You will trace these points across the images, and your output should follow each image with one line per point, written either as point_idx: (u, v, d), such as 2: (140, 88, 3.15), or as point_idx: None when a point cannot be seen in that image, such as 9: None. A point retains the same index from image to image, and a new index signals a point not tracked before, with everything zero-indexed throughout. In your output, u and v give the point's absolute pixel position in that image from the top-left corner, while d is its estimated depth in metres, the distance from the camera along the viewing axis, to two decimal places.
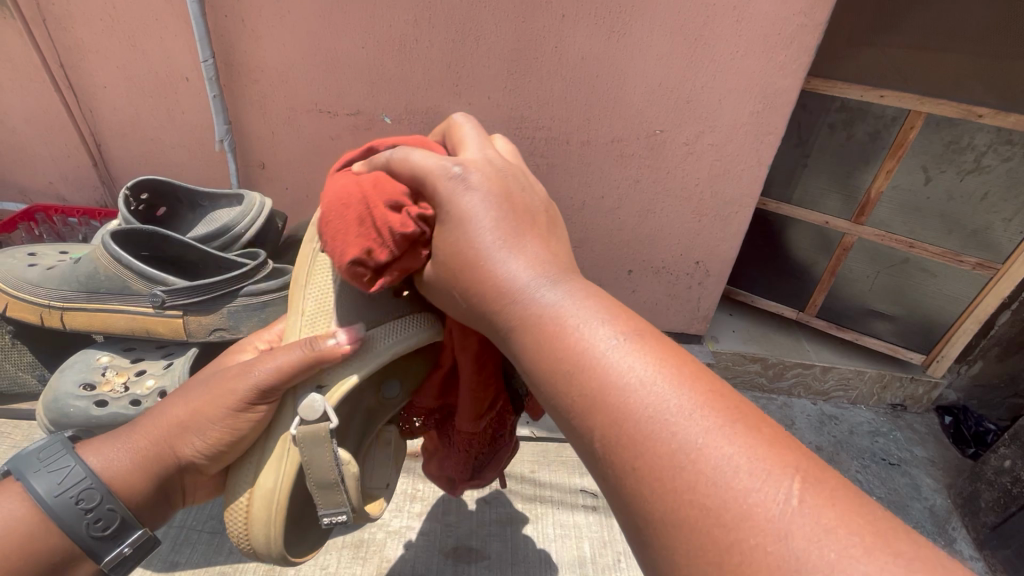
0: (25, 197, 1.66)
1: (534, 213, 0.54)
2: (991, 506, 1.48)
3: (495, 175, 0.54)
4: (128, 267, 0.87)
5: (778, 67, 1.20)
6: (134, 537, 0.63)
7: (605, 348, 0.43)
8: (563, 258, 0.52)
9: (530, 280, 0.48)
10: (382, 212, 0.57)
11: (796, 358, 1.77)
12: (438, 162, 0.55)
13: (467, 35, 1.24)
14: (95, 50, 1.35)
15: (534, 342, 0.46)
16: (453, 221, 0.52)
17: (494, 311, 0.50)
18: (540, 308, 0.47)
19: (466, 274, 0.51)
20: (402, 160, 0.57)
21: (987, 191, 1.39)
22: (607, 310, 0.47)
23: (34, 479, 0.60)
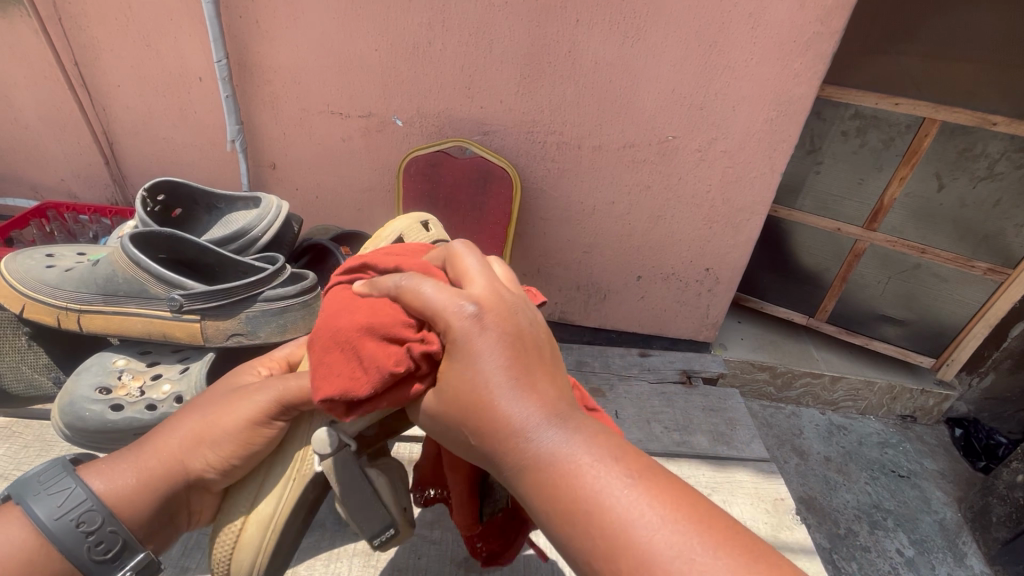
0: (37, 194, 1.67)
1: (541, 354, 0.53)
2: (1003, 522, 1.46)
3: (505, 314, 0.52)
4: (147, 270, 0.87)
5: (793, 74, 1.19)
6: (135, 560, 0.63)
7: (621, 500, 0.45)
8: (567, 393, 0.52)
9: (530, 422, 0.49)
10: (375, 353, 0.56)
11: (806, 367, 1.75)
12: (451, 298, 0.52)
13: (480, 39, 1.24)
14: (110, 49, 1.35)
15: (545, 485, 0.47)
16: (465, 357, 0.51)
17: (501, 456, 0.50)
18: (546, 456, 0.48)
19: (472, 412, 0.51)
20: (413, 293, 0.54)
21: (999, 198, 1.38)
22: (608, 450, 0.48)
23: (55, 525, 0.59)
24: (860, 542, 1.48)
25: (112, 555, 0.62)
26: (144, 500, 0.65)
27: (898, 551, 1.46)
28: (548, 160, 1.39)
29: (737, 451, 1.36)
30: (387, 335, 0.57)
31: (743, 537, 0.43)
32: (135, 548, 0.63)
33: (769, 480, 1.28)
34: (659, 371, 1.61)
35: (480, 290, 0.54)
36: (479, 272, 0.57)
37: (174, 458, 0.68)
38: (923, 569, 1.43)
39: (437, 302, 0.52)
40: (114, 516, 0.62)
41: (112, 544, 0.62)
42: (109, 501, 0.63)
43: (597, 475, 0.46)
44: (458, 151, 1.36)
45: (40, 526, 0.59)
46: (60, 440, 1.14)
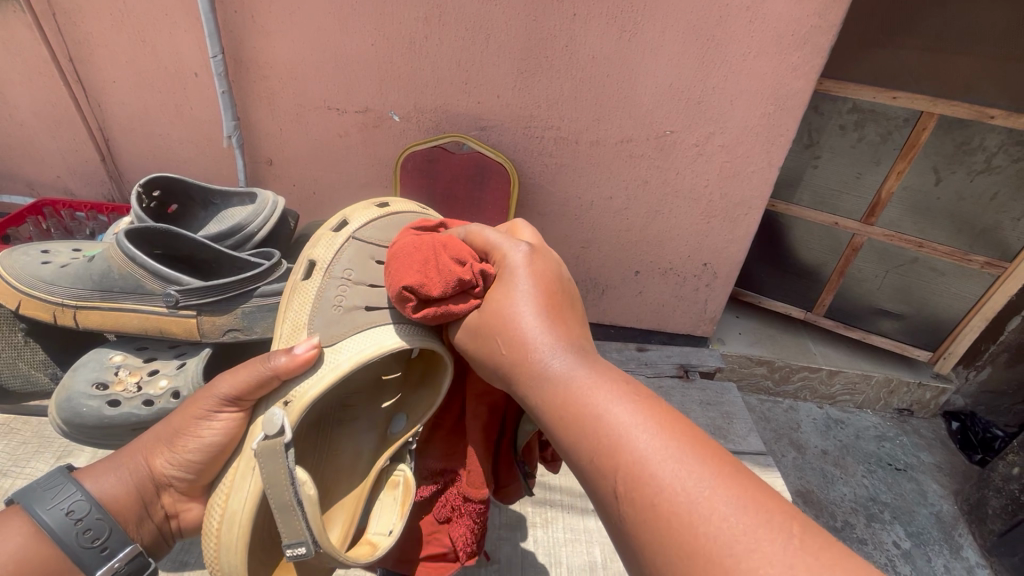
0: (33, 190, 1.67)
1: (566, 298, 0.60)
2: (998, 514, 1.47)
3: (551, 265, 0.62)
4: (143, 266, 0.87)
5: (790, 68, 1.19)
6: (125, 551, 0.65)
7: (620, 416, 0.47)
8: (581, 334, 0.57)
9: (545, 343, 0.54)
10: (442, 260, 0.64)
11: (803, 361, 1.76)
12: (509, 241, 0.65)
13: (478, 33, 1.23)
14: (104, 44, 1.35)
15: (552, 397, 0.51)
16: (510, 283, 0.60)
17: (519, 369, 0.54)
18: (555, 377, 0.51)
19: (496, 336, 0.57)
20: (478, 233, 0.69)
21: (997, 191, 1.38)
22: (615, 377, 0.51)
23: (47, 517, 0.62)
24: (857, 534, 1.49)
25: (100, 543, 0.64)
26: (122, 498, 0.68)
27: (894, 543, 1.48)
28: (546, 155, 1.39)
29: (735, 445, 1.36)
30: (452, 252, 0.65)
31: (730, 461, 0.44)
32: (123, 536, 0.65)
33: (767, 473, 1.30)
34: (656, 365, 1.61)
35: (534, 242, 0.69)
36: (531, 239, 0.71)
37: (139, 460, 0.70)
38: (920, 561, 1.45)
39: (497, 240, 0.66)
40: (99, 505, 0.65)
41: (101, 532, 0.64)
42: (96, 497, 0.67)
43: (603, 395, 0.49)
44: (455, 146, 1.36)
45: (34, 519, 0.62)
46: (58, 437, 1.14)
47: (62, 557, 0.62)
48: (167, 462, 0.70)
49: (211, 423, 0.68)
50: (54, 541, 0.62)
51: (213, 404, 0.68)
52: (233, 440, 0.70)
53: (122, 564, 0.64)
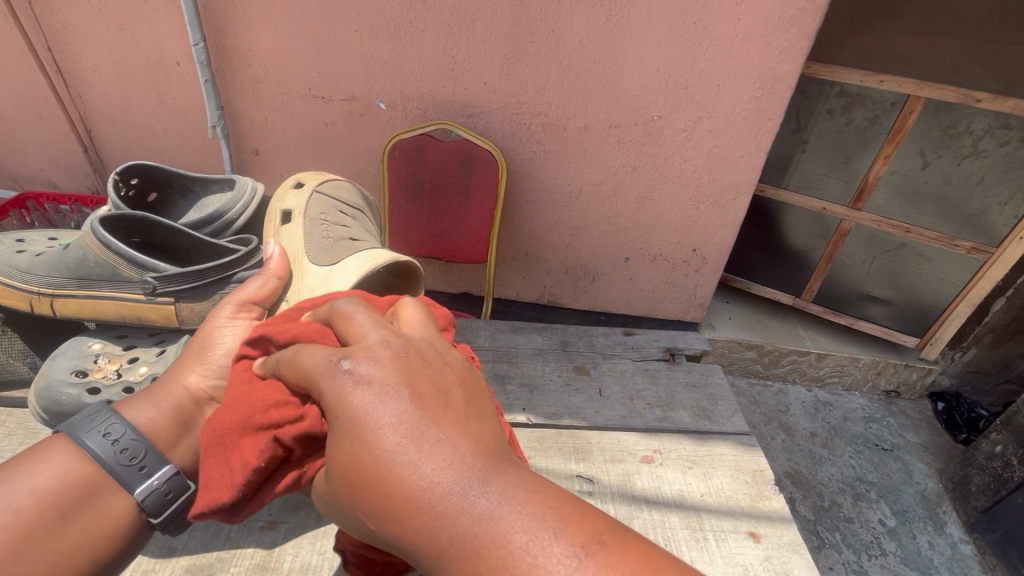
0: (16, 184, 1.64)
1: (450, 395, 0.44)
2: (982, 491, 1.50)
3: (400, 357, 0.45)
4: (117, 253, 0.86)
5: (777, 51, 1.18)
6: (163, 472, 0.66)
7: (562, 573, 0.34)
8: (487, 448, 0.42)
9: (447, 484, 0.39)
10: (246, 456, 0.53)
11: (792, 345, 1.78)
12: (325, 360, 0.46)
13: (463, 18, 1.22)
14: (83, 33, 1.32)
15: (460, 563, 0.37)
16: (349, 417, 0.43)
17: (411, 535, 0.40)
18: (468, 522, 0.37)
19: (371, 482, 0.41)
20: (306, 350, 0.49)
21: (984, 175, 1.38)
22: (553, 511, 0.37)
23: (88, 440, 0.63)
24: (844, 513, 1.52)
25: (137, 462, 0.64)
26: (160, 423, 0.70)
27: (880, 521, 1.51)
28: (534, 142, 1.38)
29: (718, 425, 1.33)
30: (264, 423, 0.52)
31: None
32: (159, 455, 0.66)
33: (750, 452, 1.27)
34: (643, 349, 1.56)
35: (373, 339, 0.46)
36: (423, 324, 0.52)
37: (171, 386, 0.73)
38: (905, 538, 1.48)
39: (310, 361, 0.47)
40: (134, 429, 0.66)
41: (137, 451, 0.65)
42: (133, 424, 0.68)
43: (530, 547, 0.35)
44: (443, 133, 1.35)
45: (76, 441, 0.63)
46: (45, 428, 1.13)
47: (102, 479, 0.62)
48: (202, 376, 0.75)
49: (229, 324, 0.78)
50: (96, 461, 0.63)
51: (225, 316, 0.78)
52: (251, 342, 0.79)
53: (162, 484, 0.65)
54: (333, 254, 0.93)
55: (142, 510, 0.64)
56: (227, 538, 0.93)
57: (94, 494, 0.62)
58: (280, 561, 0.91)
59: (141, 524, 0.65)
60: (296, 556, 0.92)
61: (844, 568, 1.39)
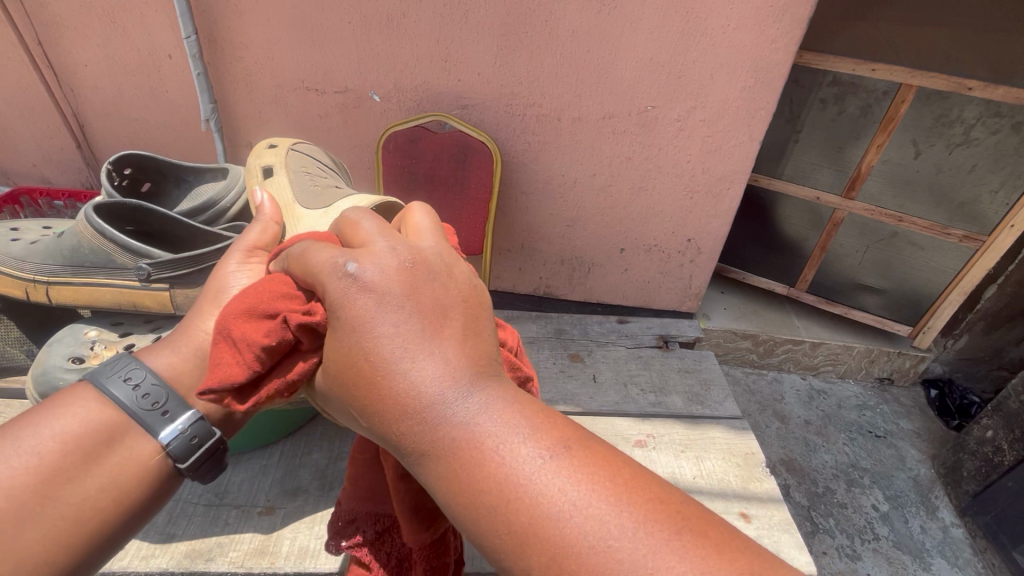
0: (8, 179, 1.63)
1: (450, 307, 0.48)
2: (973, 475, 1.52)
3: (404, 270, 0.49)
4: (112, 240, 0.86)
5: (770, 40, 1.18)
6: (189, 417, 0.62)
7: (529, 470, 0.42)
8: (478, 357, 0.47)
9: (438, 391, 0.44)
10: (250, 333, 0.54)
11: (786, 334, 1.79)
12: (331, 261, 0.50)
13: (456, 9, 1.22)
14: (74, 27, 1.31)
15: (446, 466, 0.44)
16: (357, 326, 0.47)
17: (399, 431, 0.45)
18: (449, 428, 0.44)
19: (364, 387, 0.47)
20: (302, 258, 0.54)
21: (975, 163, 1.39)
22: (526, 420, 0.45)
23: (111, 388, 0.61)
24: (838, 499, 1.54)
25: (159, 406, 0.62)
26: (182, 368, 0.67)
27: (873, 506, 1.53)
28: (528, 133, 1.38)
29: (711, 410, 1.34)
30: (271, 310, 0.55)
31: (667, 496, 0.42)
32: (181, 401, 0.63)
33: (741, 437, 1.28)
34: (637, 336, 1.59)
35: (382, 244, 0.51)
36: (430, 233, 0.57)
37: (193, 332, 0.70)
38: (897, 522, 1.50)
39: (325, 258, 0.51)
40: (155, 373, 0.64)
41: (159, 395, 0.62)
42: (156, 370, 0.65)
43: (513, 448, 0.43)
44: (437, 125, 1.35)
45: (100, 388, 0.61)
46: None
47: (126, 425, 0.60)
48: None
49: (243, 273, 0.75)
50: (119, 406, 0.60)
51: (236, 263, 0.76)
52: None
53: (191, 431, 0.61)
54: (320, 198, 0.97)
55: (169, 457, 0.61)
56: (225, 524, 0.94)
57: (118, 440, 0.59)
58: (279, 545, 0.92)
59: (172, 473, 0.62)
60: (294, 540, 0.93)
61: (837, 552, 1.41)
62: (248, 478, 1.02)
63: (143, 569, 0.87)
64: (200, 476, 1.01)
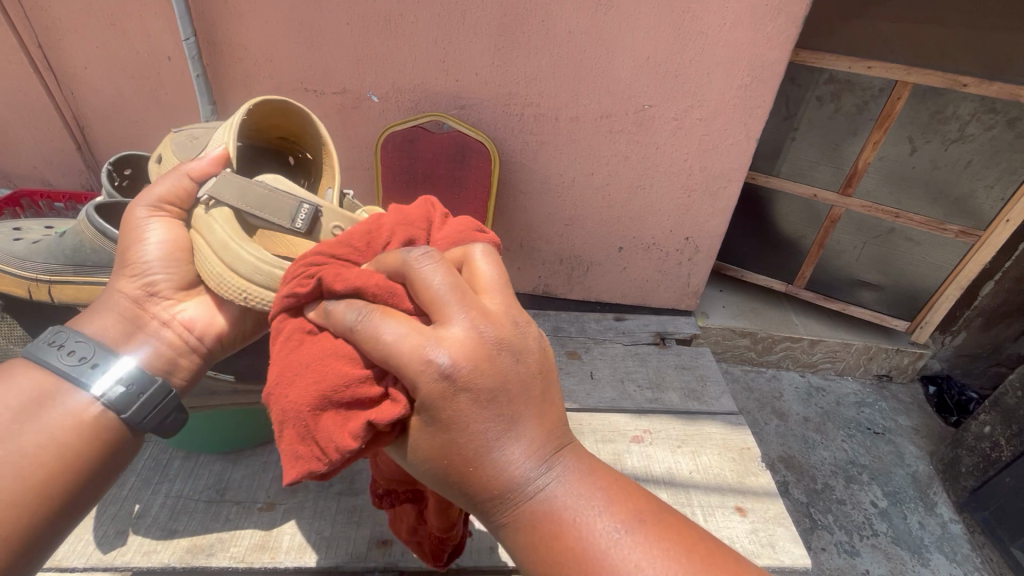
0: (10, 183, 1.64)
1: (530, 386, 0.53)
2: (971, 471, 1.52)
3: (484, 348, 0.50)
4: (114, 239, 0.87)
5: (766, 39, 1.19)
6: (122, 369, 0.70)
7: (611, 543, 0.51)
8: (557, 434, 0.54)
9: (527, 472, 0.52)
10: (334, 430, 0.54)
11: (785, 332, 1.80)
12: (417, 344, 0.50)
13: (453, 10, 1.23)
14: (74, 30, 1.32)
15: (537, 539, 0.52)
16: (450, 416, 0.50)
17: (492, 506, 0.53)
18: (539, 502, 0.52)
19: (459, 470, 0.52)
20: (375, 337, 0.51)
21: (970, 159, 1.40)
22: (600, 493, 0.53)
23: (43, 356, 0.69)
24: (836, 496, 1.54)
25: (88, 361, 0.69)
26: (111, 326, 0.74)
27: (872, 502, 1.53)
28: (526, 133, 1.39)
29: (708, 406, 1.35)
30: (346, 402, 0.55)
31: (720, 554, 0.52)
32: (109, 354, 0.71)
33: (738, 432, 1.29)
34: (634, 334, 1.60)
35: (455, 330, 0.50)
36: (500, 287, 0.55)
37: (113, 295, 0.76)
38: (895, 518, 1.50)
39: (399, 351, 0.50)
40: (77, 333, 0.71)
41: (86, 352, 0.70)
42: (86, 333, 0.72)
43: (594, 520, 0.52)
44: (435, 125, 1.36)
45: (36, 358, 0.69)
46: None
47: (59, 386, 0.68)
48: (130, 280, 0.76)
49: (154, 225, 0.75)
50: (53, 371, 0.68)
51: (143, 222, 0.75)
52: (180, 239, 0.78)
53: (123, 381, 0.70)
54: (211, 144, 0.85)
55: (107, 406, 0.69)
56: (226, 520, 0.95)
57: (54, 398, 0.67)
58: (279, 540, 0.93)
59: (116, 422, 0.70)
60: (294, 536, 0.94)
61: (836, 548, 1.42)
62: (249, 474, 1.02)
63: (145, 564, 0.88)
64: (201, 473, 1.02)
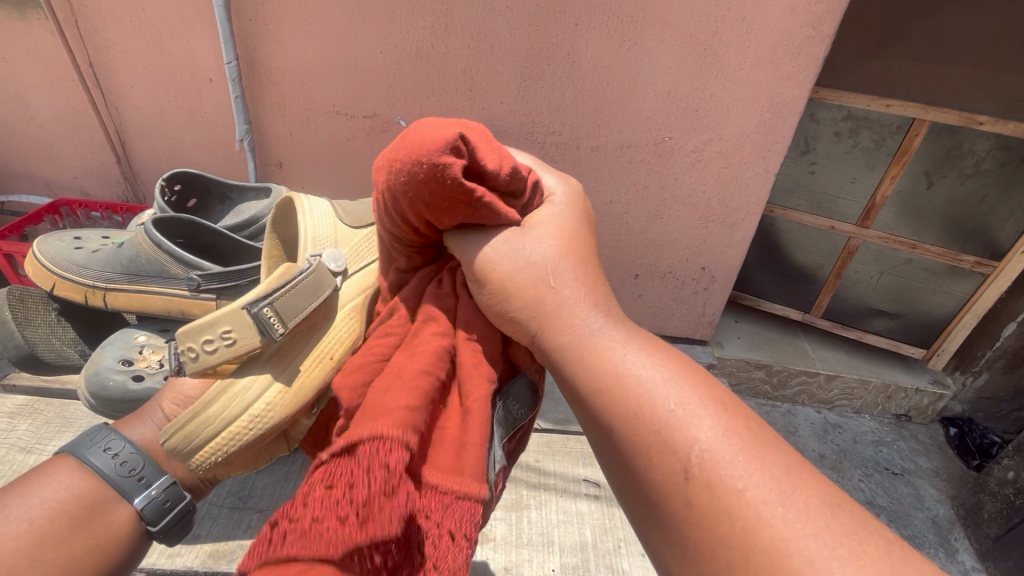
0: (50, 191, 1.71)
1: (591, 251, 0.58)
2: (994, 518, 1.48)
3: (572, 209, 0.61)
4: (168, 252, 0.93)
5: (785, 77, 1.22)
6: (161, 481, 0.63)
7: (642, 374, 0.45)
8: (605, 295, 0.53)
9: (575, 307, 0.51)
10: (501, 162, 0.56)
11: (801, 365, 1.77)
12: (532, 189, 0.63)
13: (482, 42, 1.28)
14: (123, 50, 1.40)
15: (573, 365, 0.48)
16: (547, 224, 0.57)
17: (541, 338, 0.51)
18: (578, 340, 0.49)
19: (532, 296, 0.52)
20: (485, 186, 0.62)
21: (986, 195, 1.43)
22: (642, 344, 0.48)
23: (86, 453, 0.61)
24: None
25: (136, 472, 0.62)
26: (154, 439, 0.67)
27: None
28: (548, 160, 1.43)
29: None
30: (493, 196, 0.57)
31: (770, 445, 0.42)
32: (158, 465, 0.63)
33: None
34: None
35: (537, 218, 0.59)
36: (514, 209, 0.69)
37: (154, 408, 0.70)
38: None
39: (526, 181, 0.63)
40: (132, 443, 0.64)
41: (136, 462, 0.62)
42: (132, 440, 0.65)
43: (622, 355, 0.47)
44: None
45: (75, 455, 0.60)
46: (81, 417, 1.15)
47: (103, 491, 0.59)
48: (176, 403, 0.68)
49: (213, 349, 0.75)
50: (95, 473, 0.60)
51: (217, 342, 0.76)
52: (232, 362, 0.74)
53: (160, 495, 0.62)
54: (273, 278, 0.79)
55: (141, 520, 0.61)
56: (247, 528, 0.96)
57: (99, 505, 0.59)
58: None
59: (140, 535, 0.61)
60: None
61: None
62: (271, 483, 1.04)
63: (168, 566, 0.89)
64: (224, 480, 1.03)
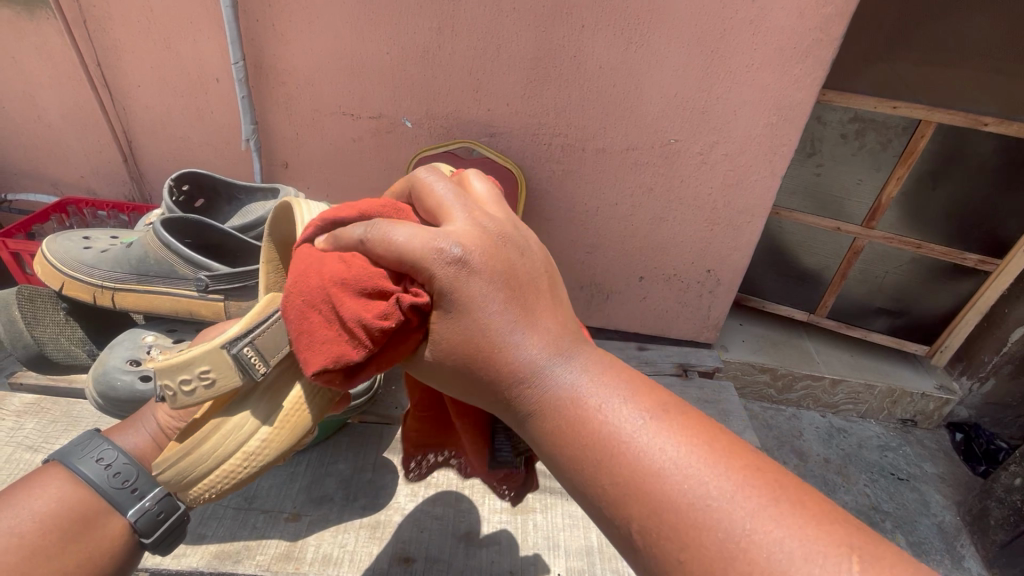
0: (57, 190, 1.71)
1: (538, 281, 0.53)
2: (1001, 524, 1.47)
3: (493, 246, 0.51)
4: (176, 253, 0.93)
5: (793, 80, 1.22)
6: (155, 492, 0.68)
7: (631, 427, 0.48)
8: (571, 328, 0.54)
9: (544, 361, 0.51)
10: (359, 306, 0.51)
11: (806, 369, 1.76)
12: (431, 240, 0.50)
13: (489, 44, 1.28)
14: (131, 50, 1.41)
15: (562, 423, 0.50)
16: (466, 302, 0.50)
17: (517, 402, 0.52)
18: (559, 395, 0.50)
19: (484, 362, 0.51)
20: (387, 239, 0.51)
21: (988, 195, 1.44)
22: (627, 389, 0.51)
23: (82, 466, 0.67)
24: None
25: (130, 484, 0.67)
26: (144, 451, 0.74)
27: None
28: (553, 162, 1.42)
29: None
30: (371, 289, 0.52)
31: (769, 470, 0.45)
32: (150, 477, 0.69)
33: None
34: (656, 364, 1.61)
35: (462, 225, 0.52)
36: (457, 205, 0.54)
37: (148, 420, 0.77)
38: None
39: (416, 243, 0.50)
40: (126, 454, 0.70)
41: (129, 474, 0.68)
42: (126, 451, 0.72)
43: (607, 408, 0.49)
44: (465, 151, 1.41)
45: (71, 468, 0.66)
46: (87, 417, 1.15)
47: (98, 504, 0.65)
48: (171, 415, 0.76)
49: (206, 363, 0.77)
50: (90, 484, 0.66)
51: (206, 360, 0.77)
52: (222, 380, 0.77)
53: (152, 506, 0.67)
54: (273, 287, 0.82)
55: (135, 532, 0.66)
56: (253, 528, 0.96)
57: (94, 517, 0.64)
58: (304, 551, 0.93)
59: (134, 547, 0.67)
60: (319, 547, 0.94)
61: None
62: (277, 484, 1.04)
63: (175, 567, 0.89)
64: None
